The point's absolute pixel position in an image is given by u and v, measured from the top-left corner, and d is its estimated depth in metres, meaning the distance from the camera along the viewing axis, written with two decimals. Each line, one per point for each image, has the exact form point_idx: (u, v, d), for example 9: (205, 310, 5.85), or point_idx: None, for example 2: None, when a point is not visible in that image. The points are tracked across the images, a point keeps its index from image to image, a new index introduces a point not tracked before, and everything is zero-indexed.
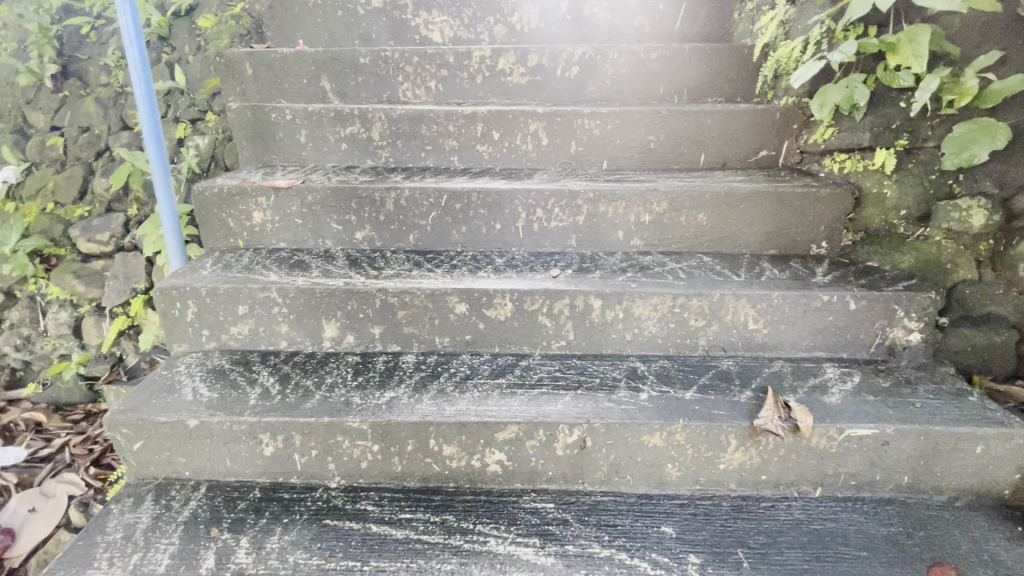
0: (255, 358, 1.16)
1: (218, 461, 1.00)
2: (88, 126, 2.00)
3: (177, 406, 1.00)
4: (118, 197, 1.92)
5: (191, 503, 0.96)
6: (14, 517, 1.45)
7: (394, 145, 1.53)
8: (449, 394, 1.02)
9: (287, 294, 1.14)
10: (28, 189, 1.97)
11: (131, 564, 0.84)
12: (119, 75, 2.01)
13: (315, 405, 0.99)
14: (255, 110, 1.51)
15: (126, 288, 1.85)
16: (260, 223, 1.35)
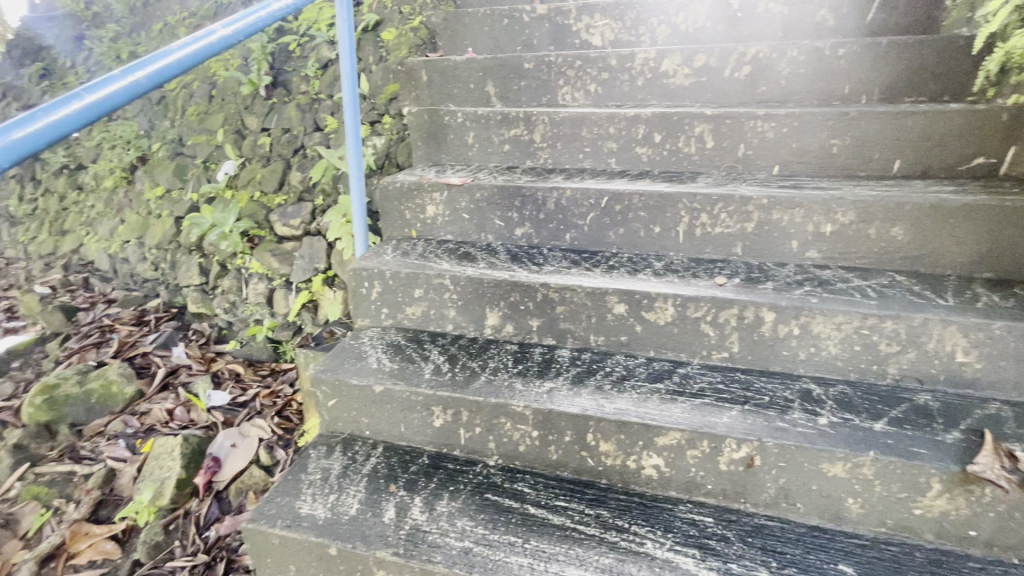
0: (425, 337, 1.28)
1: (394, 425, 1.12)
2: (289, 127, 2.35)
3: (366, 372, 1.14)
4: (308, 189, 2.23)
5: (372, 458, 1.09)
6: (221, 448, 1.77)
7: (553, 147, 1.58)
8: (607, 391, 1.03)
9: (458, 282, 1.24)
10: (242, 180, 2.38)
11: (330, 502, 0.98)
12: (316, 84, 2.33)
13: (482, 386, 1.07)
14: (431, 114, 1.66)
15: (310, 266, 2.13)
16: (432, 215, 1.48)
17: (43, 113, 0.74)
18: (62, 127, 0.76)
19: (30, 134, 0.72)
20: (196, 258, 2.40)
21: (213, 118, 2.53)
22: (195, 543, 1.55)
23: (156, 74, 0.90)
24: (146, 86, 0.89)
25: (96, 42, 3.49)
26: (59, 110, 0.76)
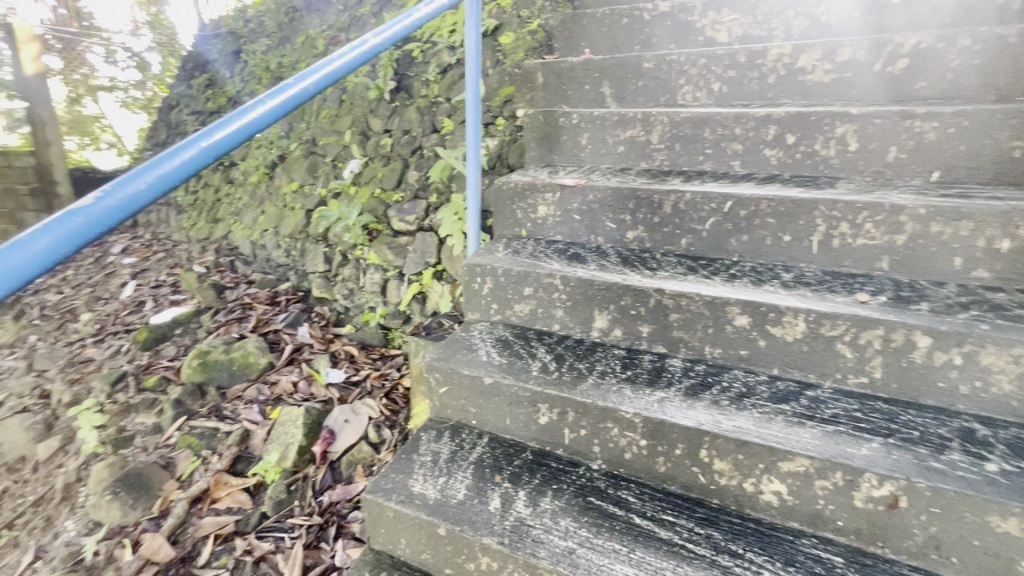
0: (533, 335, 1.30)
1: (500, 418, 1.15)
2: (409, 128, 2.51)
3: (476, 363, 1.19)
4: (424, 187, 2.37)
5: (477, 447, 1.13)
6: (336, 422, 1.93)
7: (671, 149, 1.53)
8: (724, 407, 0.98)
9: (569, 282, 1.24)
10: (365, 177, 2.58)
11: (439, 483, 1.03)
12: (435, 88, 2.46)
13: (590, 388, 1.06)
14: (547, 115, 1.68)
15: (421, 260, 2.26)
16: (543, 215, 1.50)
17: (238, 116, 0.86)
18: (249, 128, 0.88)
19: (231, 132, 0.83)
20: (322, 247, 2.64)
21: (343, 120, 2.79)
22: (312, 505, 1.72)
23: (321, 80, 1.05)
24: (313, 91, 1.03)
25: (251, 56, 4.01)
26: (246, 114, 0.88)
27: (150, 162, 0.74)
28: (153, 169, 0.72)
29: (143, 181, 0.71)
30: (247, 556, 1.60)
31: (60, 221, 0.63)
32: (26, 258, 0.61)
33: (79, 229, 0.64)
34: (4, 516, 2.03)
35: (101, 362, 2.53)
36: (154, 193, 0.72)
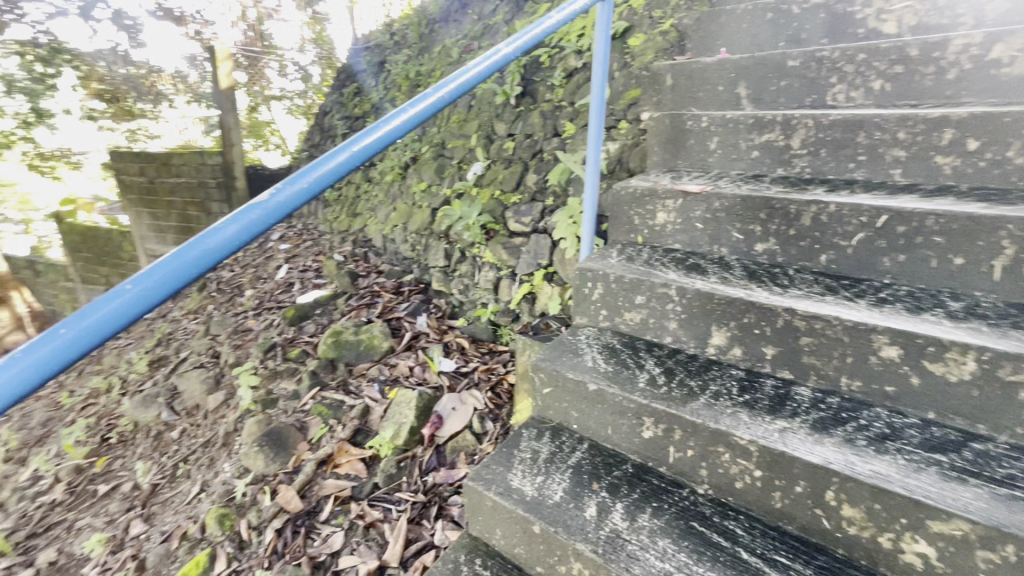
0: (642, 345, 1.26)
1: (602, 426, 1.14)
2: (531, 132, 2.58)
3: (582, 368, 1.18)
4: (541, 191, 2.41)
5: (577, 452, 1.13)
6: (445, 409, 2.06)
7: (816, 154, 1.38)
8: (860, 447, 0.87)
9: (686, 294, 1.18)
10: (487, 179, 2.70)
11: (537, 482, 1.05)
12: (559, 92, 2.50)
13: (701, 408, 1.00)
14: (673, 119, 1.62)
15: (534, 261, 2.30)
16: (662, 222, 1.45)
17: (379, 126, 0.96)
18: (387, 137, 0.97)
19: (377, 138, 0.93)
20: (443, 244, 2.81)
21: (470, 124, 2.96)
22: (418, 483, 1.85)
23: (458, 88, 1.13)
24: (449, 98, 1.11)
25: (394, 66, 4.41)
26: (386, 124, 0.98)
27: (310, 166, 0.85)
28: (312, 171, 0.84)
29: (304, 181, 0.82)
30: (359, 519, 1.77)
31: (244, 213, 0.75)
32: (219, 242, 0.72)
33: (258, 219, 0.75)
34: (181, 452, 2.45)
35: (258, 332, 2.96)
36: (312, 192, 0.83)
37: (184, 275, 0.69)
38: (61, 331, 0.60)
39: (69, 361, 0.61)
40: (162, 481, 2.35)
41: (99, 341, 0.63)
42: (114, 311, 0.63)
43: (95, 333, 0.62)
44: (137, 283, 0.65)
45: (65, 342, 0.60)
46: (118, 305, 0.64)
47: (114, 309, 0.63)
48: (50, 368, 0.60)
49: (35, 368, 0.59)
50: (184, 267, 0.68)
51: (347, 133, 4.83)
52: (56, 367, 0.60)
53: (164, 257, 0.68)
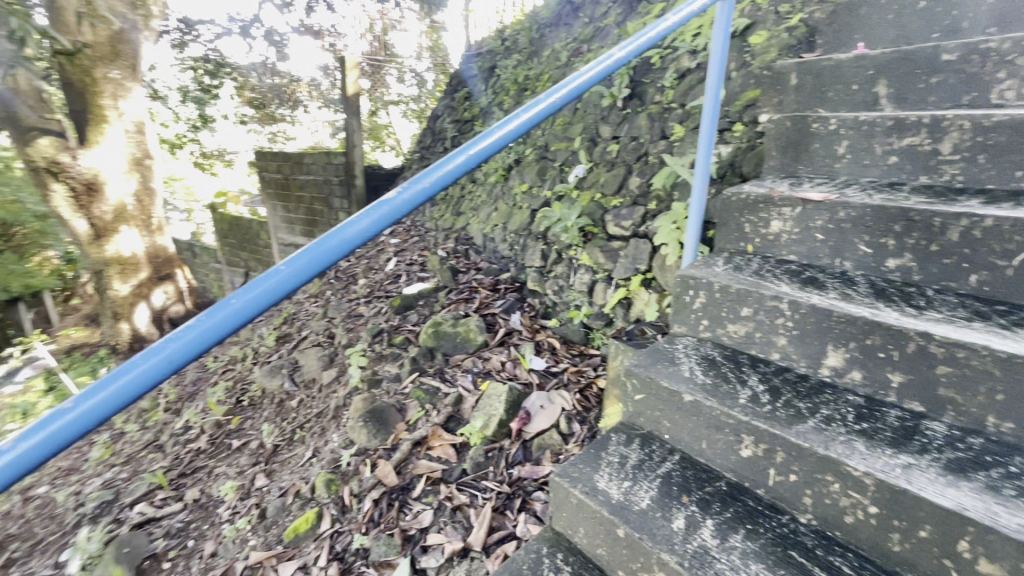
0: (745, 360, 1.20)
1: (695, 439, 1.10)
2: (638, 135, 2.54)
3: (677, 378, 1.15)
4: (644, 195, 2.37)
5: (666, 462, 1.11)
6: (533, 405, 2.10)
7: (971, 161, 1.21)
8: (1007, 497, 0.76)
9: (799, 308, 1.10)
10: (588, 181, 2.71)
11: (623, 487, 1.05)
12: (670, 94, 2.45)
13: (810, 431, 0.93)
14: (796, 121, 1.50)
15: (632, 266, 2.27)
16: (776, 231, 1.36)
17: (497, 130, 1.03)
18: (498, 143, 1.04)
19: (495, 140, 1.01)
20: (540, 245, 2.85)
21: (575, 127, 3.02)
22: (503, 474, 1.91)
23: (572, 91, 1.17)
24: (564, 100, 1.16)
25: (504, 71, 4.56)
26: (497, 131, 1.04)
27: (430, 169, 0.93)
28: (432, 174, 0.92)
29: (427, 180, 0.90)
30: (447, 501, 1.87)
31: (375, 208, 0.84)
32: (354, 232, 0.82)
33: (387, 214, 0.84)
34: (299, 420, 2.75)
35: (367, 318, 3.23)
36: (435, 189, 0.91)
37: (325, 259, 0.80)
38: (233, 301, 0.72)
39: (237, 326, 0.73)
40: (282, 443, 2.65)
41: (259, 311, 0.74)
42: (273, 286, 0.74)
43: (257, 304, 0.73)
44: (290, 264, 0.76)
45: (235, 310, 0.72)
46: (276, 281, 0.75)
47: (272, 286, 0.74)
48: (223, 330, 0.72)
49: (212, 330, 0.71)
50: (326, 252, 0.78)
51: (456, 136, 5.07)
52: (227, 329, 0.72)
53: (310, 243, 0.79)
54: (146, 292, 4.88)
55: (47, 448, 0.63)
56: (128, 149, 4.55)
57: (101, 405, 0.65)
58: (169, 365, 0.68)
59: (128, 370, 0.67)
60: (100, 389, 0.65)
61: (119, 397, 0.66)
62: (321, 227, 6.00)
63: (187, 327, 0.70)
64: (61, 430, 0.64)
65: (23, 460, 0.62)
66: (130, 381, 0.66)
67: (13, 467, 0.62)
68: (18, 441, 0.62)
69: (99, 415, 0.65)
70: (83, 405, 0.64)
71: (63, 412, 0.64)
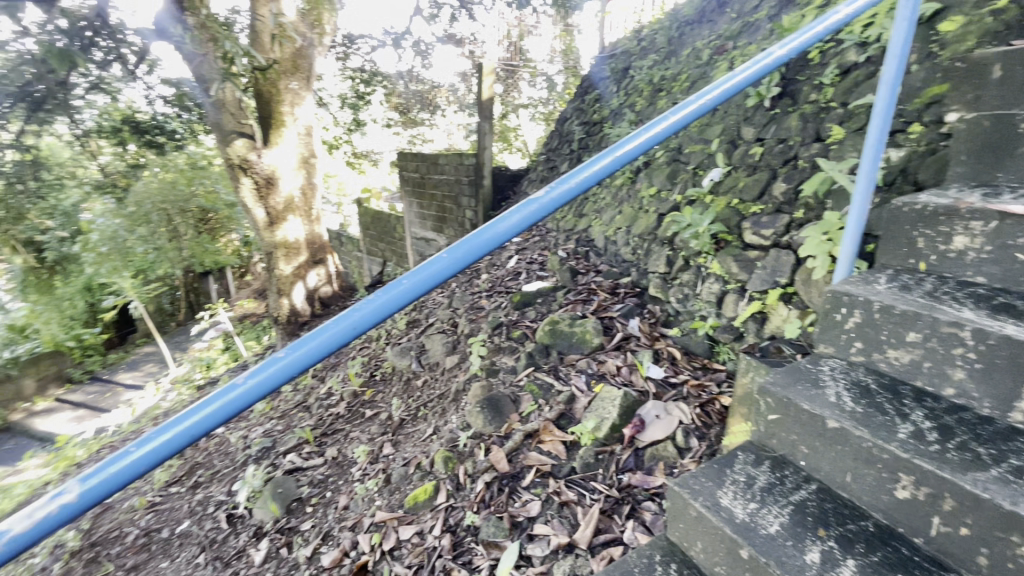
0: (908, 391, 1.06)
1: (839, 471, 1.01)
2: (786, 138, 2.36)
3: (821, 402, 1.05)
4: (789, 201, 2.18)
5: (801, 490, 1.02)
6: (648, 414, 2.05)
7: None
8: None
9: (985, 338, 0.95)
10: (724, 186, 2.56)
11: (750, 508, 0.99)
12: (829, 92, 2.25)
13: (992, 481, 0.81)
14: (997, 120, 1.29)
15: (770, 278, 2.10)
16: (960, 248, 1.17)
17: (638, 135, 1.15)
18: (624, 158, 1.12)
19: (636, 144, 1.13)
20: (666, 251, 2.74)
21: (712, 129, 2.89)
22: (613, 478, 1.90)
23: (719, 96, 1.23)
24: (709, 105, 1.23)
25: (638, 73, 4.49)
26: (622, 148, 1.12)
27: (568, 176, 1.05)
28: (564, 184, 1.02)
29: (570, 182, 1.03)
30: (555, 496, 1.91)
31: (521, 209, 0.97)
32: (501, 229, 0.94)
33: (530, 214, 0.97)
34: (422, 399, 2.99)
35: (488, 311, 3.39)
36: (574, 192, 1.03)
37: (476, 252, 0.92)
38: (405, 281, 0.85)
39: (407, 301, 0.85)
40: (407, 418, 2.90)
41: (425, 290, 0.86)
42: (436, 271, 0.87)
43: (423, 284, 0.86)
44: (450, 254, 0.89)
45: (407, 287, 0.84)
46: (438, 267, 0.88)
47: (437, 269, 0.87)
48: (396, 305, 0.84)
49: (389, 302, 0.84)
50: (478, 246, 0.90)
51: (582, 138, 5.07)
52: (400, 303, 0.85)
53: (465, 238, 0.91)
54: (304, 273, 5.62)
55: (265, 387, 0.77)
56: (299, 149, 5.30)
57: (305, 355, 0.79)
58: (355, 329, 0.81)
59: (323, 331, 0.81)
60: (305, 343, 0.79)
61: (317, 350, 0.80)
62: (449, 223, 6.41)
63: (370, 300, 0.84)
64: (274, 373, 0.78)
65: (247, 396, 0.76)
66: (324, 340, 0.80)
67: (244, 398, 0.77)
68: (245, 379, 0.77)
69: (302, 364, 0.79)
70: (290, 355, 0.78)
71: (277, 359, 0.79)
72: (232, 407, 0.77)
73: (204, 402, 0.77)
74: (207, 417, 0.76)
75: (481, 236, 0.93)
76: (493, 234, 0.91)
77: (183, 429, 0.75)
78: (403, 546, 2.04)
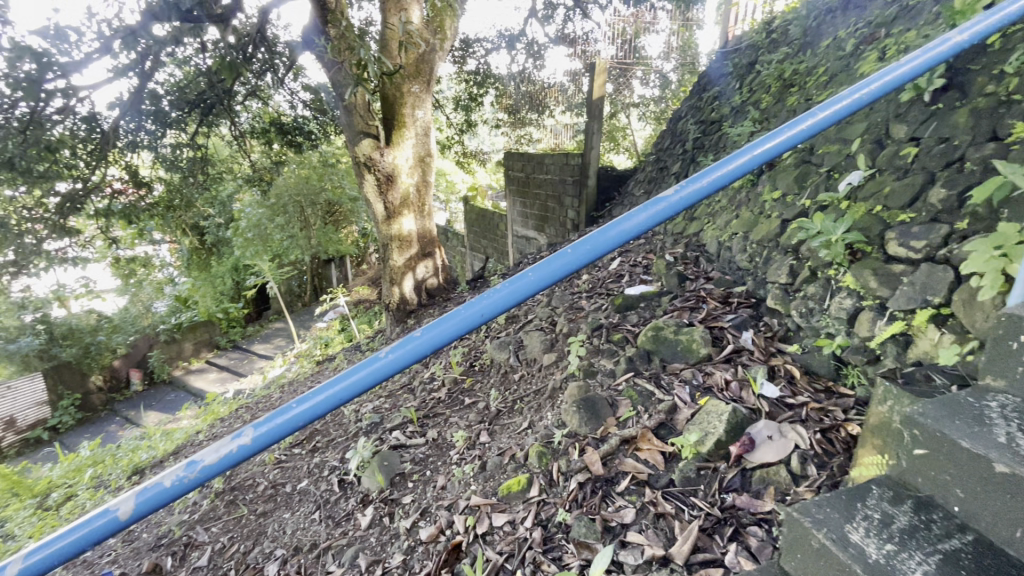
0: None
1: (1006, 523, 0.88)
2: (948, 136, 2.09)
3: (986, 441, 0.93)
4: (949, 209, 1.91)
5: (953, 539, 0.91)
6: (759, 434, 1.91)
7: None
8: None
9: None
10: (865, 191, 2.31)
11: (887, 550, 0.90)
12: (1012, 83, 1.93)
13: None
14: None
15: (919, 296, 1.85)
16: None
17: (785, 130, 1.08)
18: (762, 156, 1.06)
19: (778, 142, 1.06)
20: (789, 260, 2.56)
21: (852, 128, 2.68)
22: (714, 497, 1.80)
23: (877, 89, 1.12)
24: (865, 100, 1.12)
25: (765, 68, 4.17)
26: (762, 145, 1.06)
27: (705, 173, 1.04)
28: (693, 183, 1.02)
29: (702, 181, 1.02)
30: (651, 505, 1.86)
31: (650, 207, 1.00)
32: (628, 226, 1.00)
33: (659, 211, 1.00)
34: (519, 393, 3.05)
35: (589, 311, 3.36)
36: (705, 191, 1.03)
37: (600, 248, 0.98)
38: (530, 274, 0.95)
39: (528, 293, 0.96)
40: (503, 410, 2.98)
41: (547, 284, 0.95)
42: (560, 265, 0.96)
43: (545, 278, 0.95)
44: (573, 250, 0.96)
45: (531, 280, 0.95)
46: (562, 261, 0.96)
47: (561, 264, 0.96)
48: (519, 296, 0.95)
49: (515, 292, 0.94)
50: (601, 244, 0.96)
51: (697, 137, 4.82)
52: (524, 295, 0.95)
53: (590, 234, 0.98)
54: (414, 265, 6.00)
55: (404, 360, 0.91)
56: (416, 149, 5.66)
57: (439, 335, 0.92)
58: (482, 316, 0.94)
59: (454, 315, 0.94)
60: (439, 325, 0.93)
61: (450, 331, 0.93)
62: (551, 223, 6.45)
63: (496, 290, 0.95)
64: (412, 349, 0.92)
65: (390, 367, 0.91)
66: (457, 323, 0.93)
67: (387, 368, 0.91)
68: (388, 352, 0.91)
69: (436, 343, 0.93)
70: (425, 335, 0.92)
71: (415, 336, 0.92)
72: (377, 375, 0.91)
73: (353, 370, 0.92)
74: (357, 382, 0.91)
75: (606, 233, 0.98)
76: (621, 230, 0.97)
77: (338, 391, 0.90)
78: (495, 532, 2.10)
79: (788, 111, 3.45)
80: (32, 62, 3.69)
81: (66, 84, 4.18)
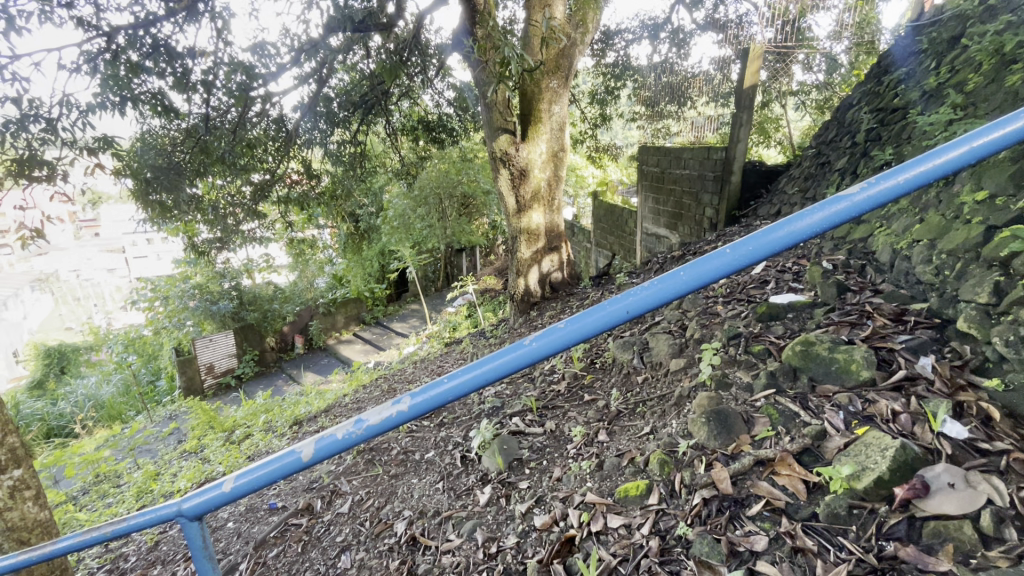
0: None
1: None
2: None
3: None
4: None
5: None
6: (936, 479, 1.60)
7: None
8: None
9: None
10: None
11: None
12: None
13: None
14: None
15: None
16: None
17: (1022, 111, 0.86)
18: (983, 148, 0.87)
19: (1010, 130, 0.85)
20: (993, 276, 2.14)
21: None
22: (870, 542, 1.56)
23: None
24: None
25: (975, 42, 3.49)
26: (983, 135, 0.86)
27: (898, 169, 0.89)
28: (883, 181, 0.88)
29: (898, 178, 0.87)
30: (788, 537, 1.68)
31: (826, 206, 0.89)
32: (799, 226, 0.90)
33: (837, 212, 0.88)
34: (642, 396, 2.95)
35: (724, 318, 3.13)
36: (902, 189, 0.88)
37: (764, 249, 0.90)
38: (681, 273, 0.91)
39: (676, 293, 0.93)
40: (624, 411, 2.90)
41: (699, 285, 0.91)
42: (715, 267, 0.91)
43: (696, 279, 0.91)
44: (731, 250, 0.90)
45: (683, 279, 0.91)
46: (718, 262, 0.91)
47: (715, 265, 0.90)
48: (667, 295, 0.92)
49: (662, 292, 0.92)
50: (765, 246, 0.89)
51: (872, 128, 4.20)
52: (672, 294, 0.92)
53: (752, 235, 0.91)
54: (540, 258, 6.11)
55: (547, 348, 0.95)
56: (550, 143, 5.73)
57: (583, 328, 0.94)
58: (627, 312, 0.93)
59: (599, 310, 0.94)
60: (584, 318, 0.94)
61: (593, 325, 0.94)
62: (685, 221, 6.10)
63: (642, 288, 0.93)
64: (555, 340, 0.95)
65: (532, 354, 0.95)
66: (600, 317, 0.94)
67: (528, 355, 0.96)
68: (532, 340, 0.96)
69: (579, 335, 0.95)
70: (568, 326, 0.94)
71: (558, 327, 0.95)
72: (520, 361, 0.96)
73: (498, 354, 0.98)
74: (501, 365, 0.97)
75: (771, 233, 0.90)
76: (790, 231, 0.88)
77: (483, 372, 0.97)
78: (610, 533, 2.06)
79: (1005, 93, 2.84)
80: (244, 74, 4.46)
81: (266, 92, 5.01)
